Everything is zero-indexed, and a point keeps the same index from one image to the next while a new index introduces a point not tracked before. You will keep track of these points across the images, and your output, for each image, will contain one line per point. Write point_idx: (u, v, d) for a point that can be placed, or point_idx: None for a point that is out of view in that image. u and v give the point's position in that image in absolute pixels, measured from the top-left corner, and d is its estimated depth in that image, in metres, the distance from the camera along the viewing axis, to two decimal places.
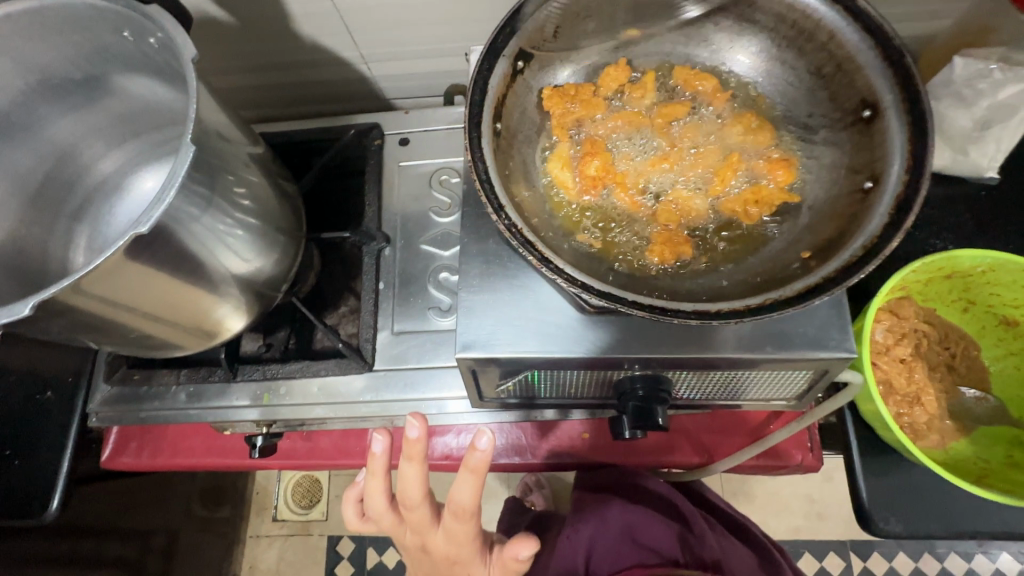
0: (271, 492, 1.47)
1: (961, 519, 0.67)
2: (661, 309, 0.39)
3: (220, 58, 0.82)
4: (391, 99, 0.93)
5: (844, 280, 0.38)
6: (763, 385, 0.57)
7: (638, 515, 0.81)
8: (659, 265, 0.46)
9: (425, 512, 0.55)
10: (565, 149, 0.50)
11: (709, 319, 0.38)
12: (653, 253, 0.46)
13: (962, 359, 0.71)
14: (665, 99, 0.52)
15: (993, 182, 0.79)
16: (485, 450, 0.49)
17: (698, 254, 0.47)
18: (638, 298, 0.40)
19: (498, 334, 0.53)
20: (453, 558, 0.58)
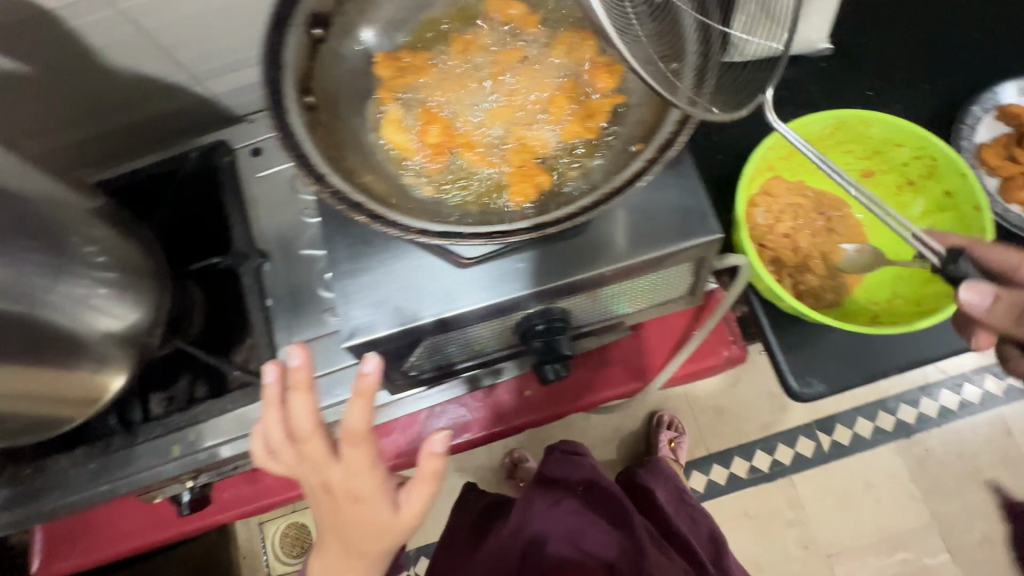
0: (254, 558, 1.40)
1: (870, 363, 0.72)
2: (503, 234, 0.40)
3: (36, 118, 0.75)
4: (243, 114, 0.89)
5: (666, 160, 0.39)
6: (655, 290, 0.59)
7: (580, 518, 0.87)
8: (522, 206, 0.46)
9: (320, 441, 0.49)
10: (396, 111, 0.49)
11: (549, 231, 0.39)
12: (513, 195, 0.46)
13: (839, 220, 0.75)
14: (498, 46, 0.50)
15: (828, 52, 0.83)
16: (373, 372, 0.46)
17: (556, 182, 0.46)
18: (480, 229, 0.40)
19: (379, 312, 0.52)
20: (355, 495, 0.49)
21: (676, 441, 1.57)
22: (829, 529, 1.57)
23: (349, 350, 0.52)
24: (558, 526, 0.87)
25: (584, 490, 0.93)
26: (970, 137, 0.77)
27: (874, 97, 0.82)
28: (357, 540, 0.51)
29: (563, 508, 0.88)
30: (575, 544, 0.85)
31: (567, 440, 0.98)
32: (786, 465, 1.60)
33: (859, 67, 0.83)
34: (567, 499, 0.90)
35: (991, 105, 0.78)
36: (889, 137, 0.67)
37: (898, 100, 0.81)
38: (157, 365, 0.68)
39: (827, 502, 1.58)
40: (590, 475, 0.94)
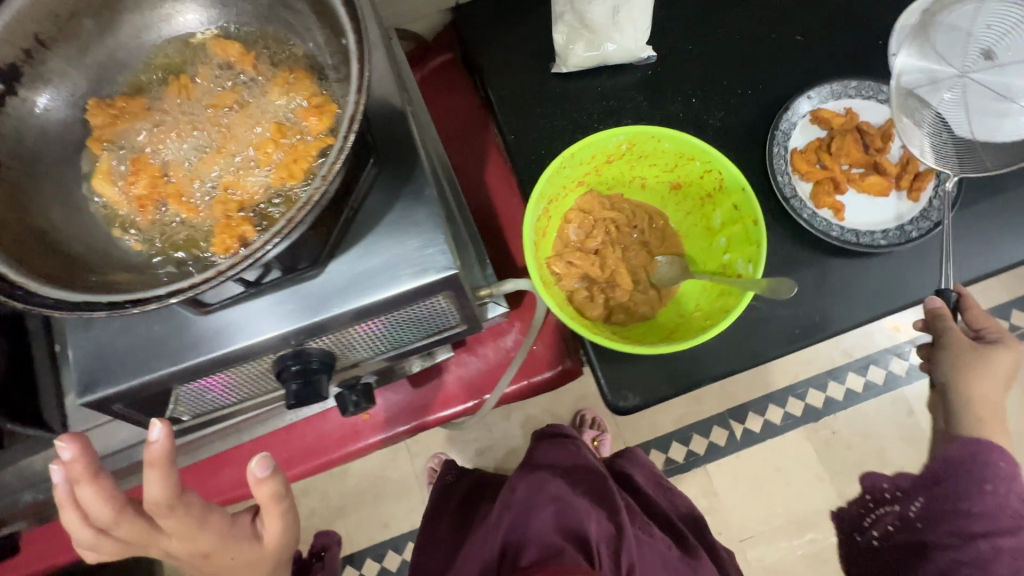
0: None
1: (684, 375, 0.74)
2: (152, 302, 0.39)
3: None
4: None
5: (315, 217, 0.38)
6: (423, 322, 0.58)
7: (577, 498, 0.88)
8: (225, 258, 0.45)
9: (135, 520, 0.49)
10: (104, 162, 0.47)
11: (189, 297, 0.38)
12: (215, 248, 0.45)
13: (654, 232, 0.75)
14: (216, 88, 0.49)
15: (653, 61, 0.83)
16: (160, 440, 0.45)
17: (260, 232, 0.45)
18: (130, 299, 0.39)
19: (117, 366, 0.51)
20: (200, 551, 0.52)
21: (599, 440, 1.59)
22: (742, 514, 1.60)
23: (91, 405, 0.51)
24: (546, 510, 0.86)
25: (568, 471, 0.94)
26: (783, 142, 0.77)
27: (697, 104, 0.82)
28: None
29: (546, 492, 0.88)
30: (562, 529, 0.83)
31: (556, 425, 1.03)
32: (700, 455, 1.62)
33: (684, 75, 0.83)
34: (554, 483, 0.90)
35: (805, 110, 0.78)
36: (680, 151, 0.68)
37: (718, 107, 0.82)
38: None
39: (739, 488, 1.61)
40: (579, 459, 0.96)
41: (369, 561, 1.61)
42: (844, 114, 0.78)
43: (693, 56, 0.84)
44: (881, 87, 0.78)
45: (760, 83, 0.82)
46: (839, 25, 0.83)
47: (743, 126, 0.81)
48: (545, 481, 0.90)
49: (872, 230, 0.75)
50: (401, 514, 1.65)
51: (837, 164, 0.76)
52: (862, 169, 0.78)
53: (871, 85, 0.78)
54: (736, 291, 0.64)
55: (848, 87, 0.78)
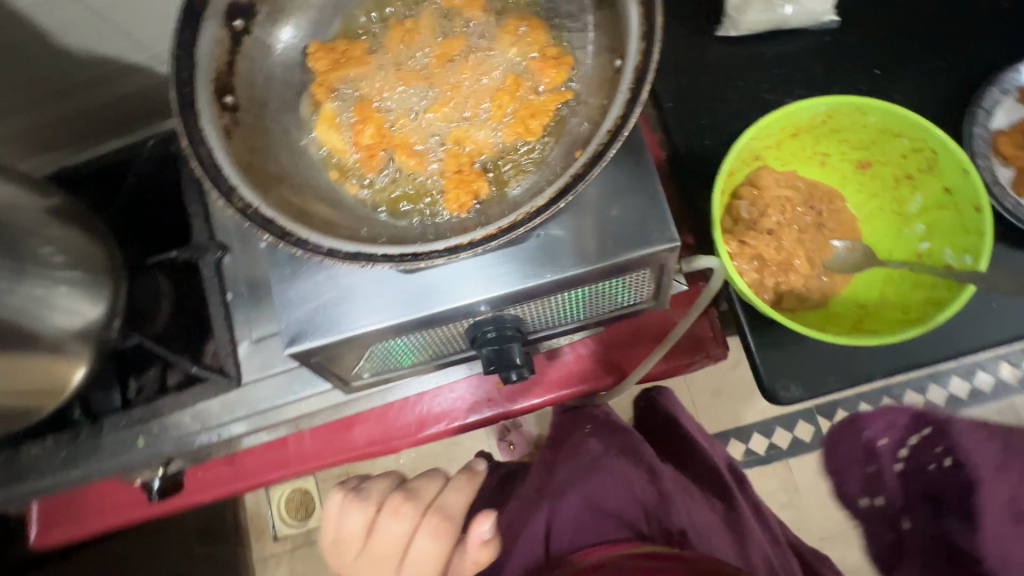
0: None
1: (858, 368, 0.68)
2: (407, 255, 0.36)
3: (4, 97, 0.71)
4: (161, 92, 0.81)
5: (588, 175, 0.35)
6: (610, 298, 0.56)
7: (614, 456, 0.74)
8: (457, 215, 0.43)
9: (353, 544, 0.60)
10: (330, 109, 0.45)
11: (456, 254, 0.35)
12: (450, 203, 0.43)
13: (830, 215, 0.70)
14: (440, 37, 0.46)
15: (835, 25, 0.76)
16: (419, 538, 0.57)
17: (494, 190, 0.43)
18: (386, 249, 0.37)
19: (322, 320, 0.50)
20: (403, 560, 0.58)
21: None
22: None
23: (293, 357, 0.51)
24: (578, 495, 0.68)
25: (596, 429, 0.80)
26: (985, 123, 0.70)
27: (881, 76, 0.75)
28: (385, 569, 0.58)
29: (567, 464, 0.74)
30: (594, 508, 0.67)
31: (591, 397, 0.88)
32: None
33: (868, 40, 0.76)
34: (585, 448, 0.76)
35: (1014, 86, 0.70)
36: (887, 126, 0.62)
37: (905, 81, 0.75)
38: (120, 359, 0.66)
39: None
40: (607, 418, 0.82)
41: None
42: None
43: (879, 21, 0.76)
44: None
45: (956, 56, 0.74)
46: None
47: (933, 102, 0.74)
48: (578, 454, 0.75)
49: None
50: None
51: None
52: None
53: None
54: (946, 285, 0.59)
55: None
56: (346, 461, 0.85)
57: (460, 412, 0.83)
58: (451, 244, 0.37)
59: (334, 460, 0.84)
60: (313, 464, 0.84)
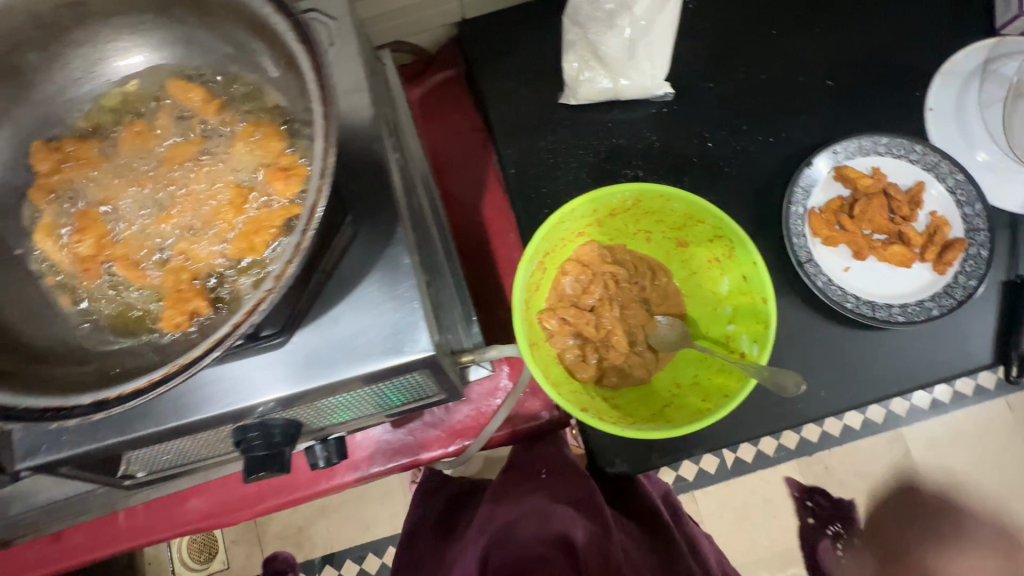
0: (165, 562, 1.59)
1: (675, 442, 0.69)
2: (52, 411, 0.33)
3: None
4: None
5: (245, 325, 0.33)
6: (397, 393, 0.54)
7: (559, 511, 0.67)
8: (172, 335, 0.41)
9: None
10: (47, 217, 0.43)
11: (102, 408, 0.33)
12: (163, 322, 0.41)
13: (654, 290, 0.71)
14: (176, 137, 0.44)
15: (670, 97, 0.77)
16: None
17: (214, 307, 0.41)
18: (35, 400, 0.34)
19: (62, 432, 0.47)
20: None
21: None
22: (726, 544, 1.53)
23: (30, 470, 0.48)
24: (519, 532, 0.65)
25: (549, 472, 0.75)
26: (801, 201, 0.72)
27: (713, 150, 0.77)
28: None
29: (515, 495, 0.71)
30: (544, 536, 0.64)
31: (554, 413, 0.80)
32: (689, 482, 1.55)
33: (702, 114, 0.77)
34: (533, 493, 0.71)
35: (828, 166, 0.73)
36: (690, 212, 0.63)
37: (734, 154, 0.77)
38: None
39: None
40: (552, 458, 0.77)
41: (349, 562, 1.61)
42: (871, 174, 0.72)
43: (711, 95, 0.78)
44: (913, 146, 0.72)
45: (782, 131, 0.76)
46: (870, 72, 0.77)
47: (758, 177, 0.76)
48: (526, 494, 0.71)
49: (889, 304, 0.69)
50: (383, 519, 1.63)
51: (859, 229, 0.71)
52: (885, 236, 0.72)
53: (902, 143, 0.72)
54: (739, 374, 0.59)
55: (877, 144, 0.73)
56: (183, 533, 0.81)
57: (301, 481, 0.80)
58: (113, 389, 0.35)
59: (161, 537, 0.80)
60: (142, 538, 0.80)
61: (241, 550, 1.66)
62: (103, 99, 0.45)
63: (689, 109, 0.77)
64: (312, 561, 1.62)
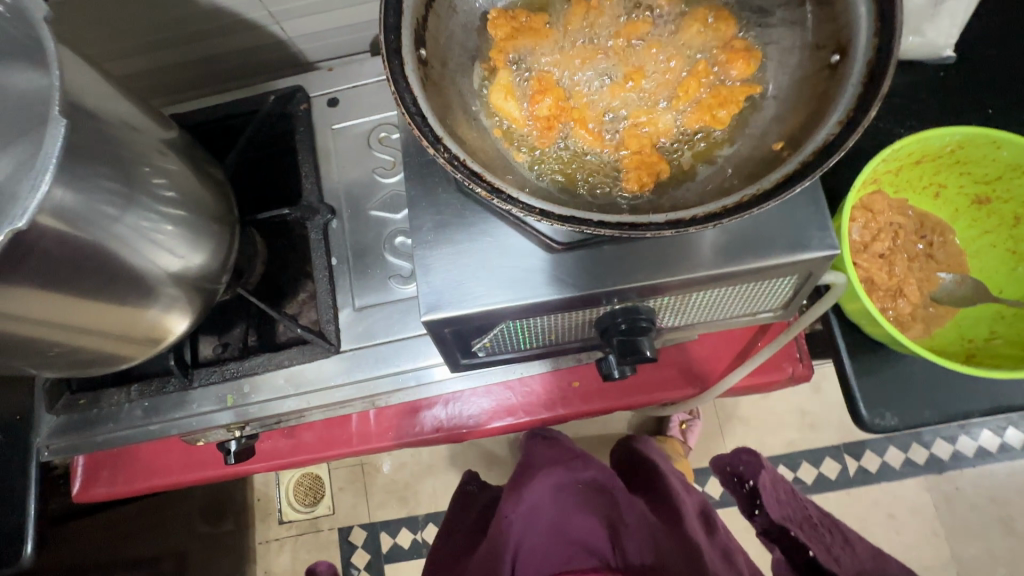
0: (273, 499, 1.51)
1: (951, 402, 0.67)
2: (629, 226, 0.34)
3: (124, 29, 0.71)
4: (263, 55, 0.83)
5: (824, 163, 0.34)
6: (745, 301, 0.54)
7: (566, 499, 0.87)
8: (636, 195, 0.42)
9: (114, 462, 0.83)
10: (506, 76, 0.45)
11: (683, 227, 0.34)
12: (630, 181, 0.42)
13: (939, 246, 0.70)
14: (624, 17, 0.46)
15: (951, 61, 0.76)
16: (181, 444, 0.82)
17: (675, 174, 0.43)
18: (604, 216, 0.35)
19: (463, 289, 0.49)
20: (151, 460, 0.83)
21: (687, 423, 1.31)
22: None
23: (423, 326, 0.49)
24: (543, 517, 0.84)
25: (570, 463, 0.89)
26: None
27: (995, 116, 0.75)
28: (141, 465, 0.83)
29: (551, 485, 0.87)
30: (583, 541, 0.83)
31: (805, 368, 0.77)
32: None
33: (985, 79, 0.76)
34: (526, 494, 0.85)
35: None
36: (1017, 163, 0.62)
37: (1018, 123, 0.74)
38: (224, 309, 0.70)
39: None
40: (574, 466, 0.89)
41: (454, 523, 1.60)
42: None
43: (994, 62, 0.76)
44: None
45: None
46: None
47: None
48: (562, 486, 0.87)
49: None
50: None
51: None
52: None
53: None
54: None
55: None
56: (411, 444, 0.83)
57: (532, 406, 0.80)
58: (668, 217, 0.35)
59: (393, 444, 0.82)
60: (375, 442, 0.82)
61: (348, 495, 1.51)
62: None
63: (970, 74, 0.76)
64: (416, 518, 1.48)
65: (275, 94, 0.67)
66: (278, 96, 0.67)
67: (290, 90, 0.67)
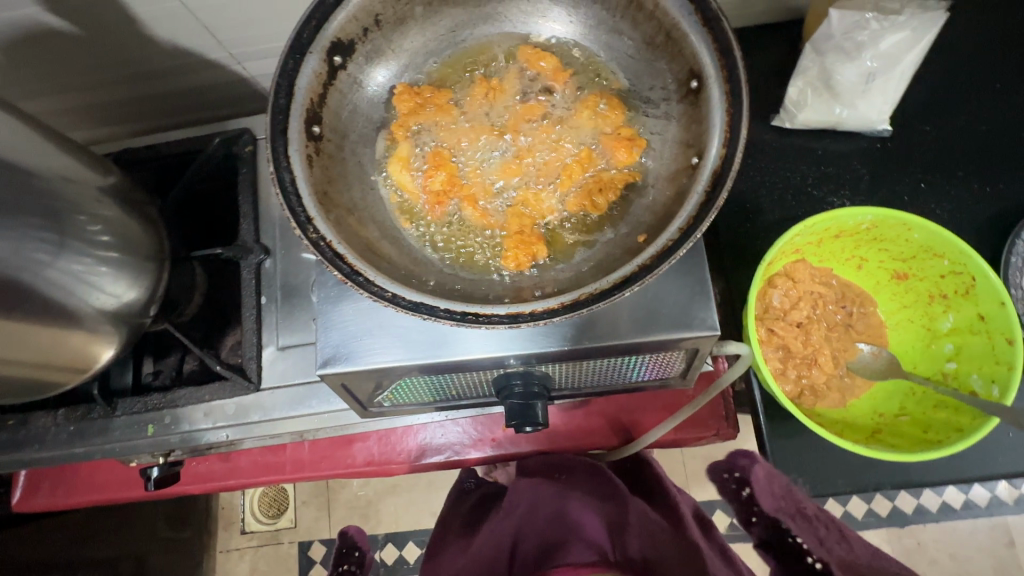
0: (235, 509, 1.51)
1: (863, 474, 0.67)
2: (473, 317, 0.36)
3: (91, 64, 0.75)
4: (229, 91, 0.86)
5: (658, 267, 0.36)
6: (643, 368, 0.56)
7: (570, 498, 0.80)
8: (512, 272, 0.44)
9: (51, 477, 0.85)
10: (404, 149, 0.47)
11: (520, 322, 0.36)
12: (507, 258, 0.44)
13: (859, 317, 0.71)
14: (523, 99, 0.48)
15: (887, 134, 0.78)
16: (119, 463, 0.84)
17: (553, 254, 0.45)
18: (453, 305, 0.37)
19: (360, 345, 0.51)
20: (87, 477, 0.85)
21: None
22: None
23: (320, 377, 0.51)
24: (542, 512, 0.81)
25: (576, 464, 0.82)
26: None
27: (927, 190, 0.76)
28: (79, 482, 0.85)
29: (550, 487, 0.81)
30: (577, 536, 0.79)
31: (729, 427, 0.78)
32: None
33: (919, 153, 0.77)
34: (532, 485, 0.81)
35: None
36: (928, 245, 0.63)
37: (949, 198, 0.75)
38: (158, 337, 0.72)
39: None
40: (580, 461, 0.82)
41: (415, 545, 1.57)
42: None
43: (929, 137, 0.77)
44: None
45: (1006, 182, 0.75)
46: None
47: (973, 225, 0.75)
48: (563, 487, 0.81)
49: None
50: None
51: None
52: None
53: None
54: (973, 411, 0.59)
55: None
56: (344, 475, 0.84)
57: (461, 446, 0.81)
58: (515, 307, 0.37)
59: (325, 475, 0.83)
60: (308, 471, 0.84)
61: (310, 509, 1.52)
62: (456, 56, 0.50)
63: (905, 147, 0.77)
64: (375, 536, 1.48)
65: (223, 135, 0.70)
66: (226, 137, 0.70)
67: (238, 133, 0.70)
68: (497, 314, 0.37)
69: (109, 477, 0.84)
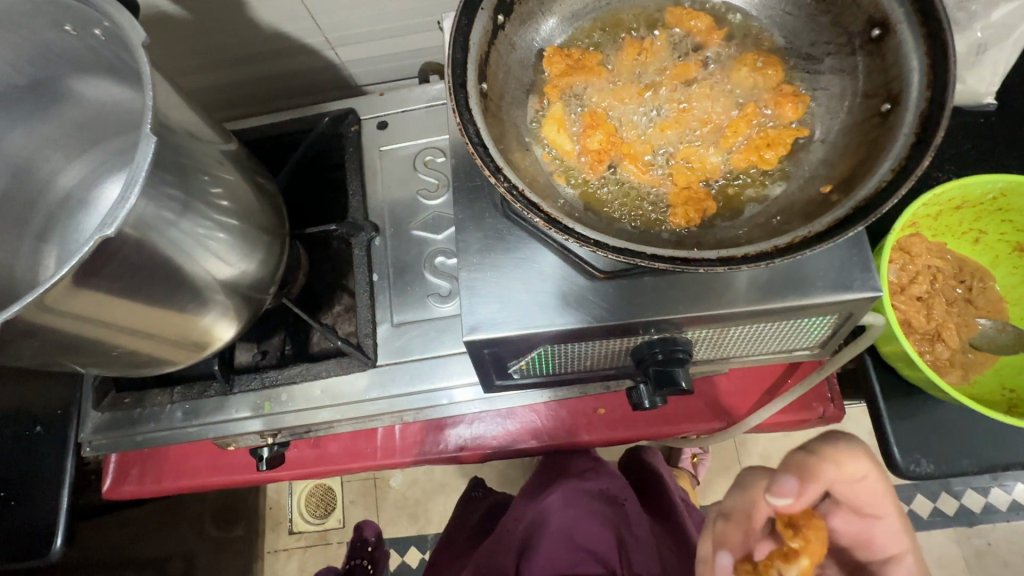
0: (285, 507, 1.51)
1: (991, 453, 0.65)
2: (683, 261, 0.36)
3: (194, 49, 0.76)
4: (317, 78, 0.87)
5: (878, 208, 0.35)
6: (783, 337, 0.55)
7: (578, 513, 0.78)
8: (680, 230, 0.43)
9: (143, 462, 0.85)
10: (559, 110, 0.47)
11: (736, 265, 0.35)
12: (676, 215, 0.43)
13: (979, 291, 0.69)
14: (675, 60, 0.48)
15: (991, 109, 0.76)
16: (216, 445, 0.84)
17: (720, 211, 0.44)
18: (657, 251, 0.36)
19: (504, 312, 0.50)
20: (178, 461, 0.84)
21: (700, 455, 1.24)
22: None
23: (464, 345, 0.50)
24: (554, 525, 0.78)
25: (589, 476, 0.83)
26: None
27: None
28: (170, 467, 0.84)
29: (560, 496, 0.79)
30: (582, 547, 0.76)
31: (836, 410, 0.76)
32: None
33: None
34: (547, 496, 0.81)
35: None
36: None
37: None
38: (262, 318, 0.72)
39: None
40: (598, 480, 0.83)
41: None
42: None
43: None
44: None
45: None
46: None
47: None
48: (574, 495, 0.80)
49: None
50: None
51: None
52: None
53: None
54: None
55: None
56: (434, 462, 0.83)
57: (555, 430, 0.80)
58: (721, 253, 0.37)
59: (416, 461, 0.82)
60: (399, 458, 0.82)
61: (359, 509, 1.50)
62: (602, 20, 0.50)
63: (1010, 122, 0.76)
64: (426, 536, 1.46)
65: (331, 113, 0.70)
66: (332, 116, 0.70)
67: (344, 113, 0.70)
68: (704, 260, 0.36)
69: (203, 462, 0.84)
